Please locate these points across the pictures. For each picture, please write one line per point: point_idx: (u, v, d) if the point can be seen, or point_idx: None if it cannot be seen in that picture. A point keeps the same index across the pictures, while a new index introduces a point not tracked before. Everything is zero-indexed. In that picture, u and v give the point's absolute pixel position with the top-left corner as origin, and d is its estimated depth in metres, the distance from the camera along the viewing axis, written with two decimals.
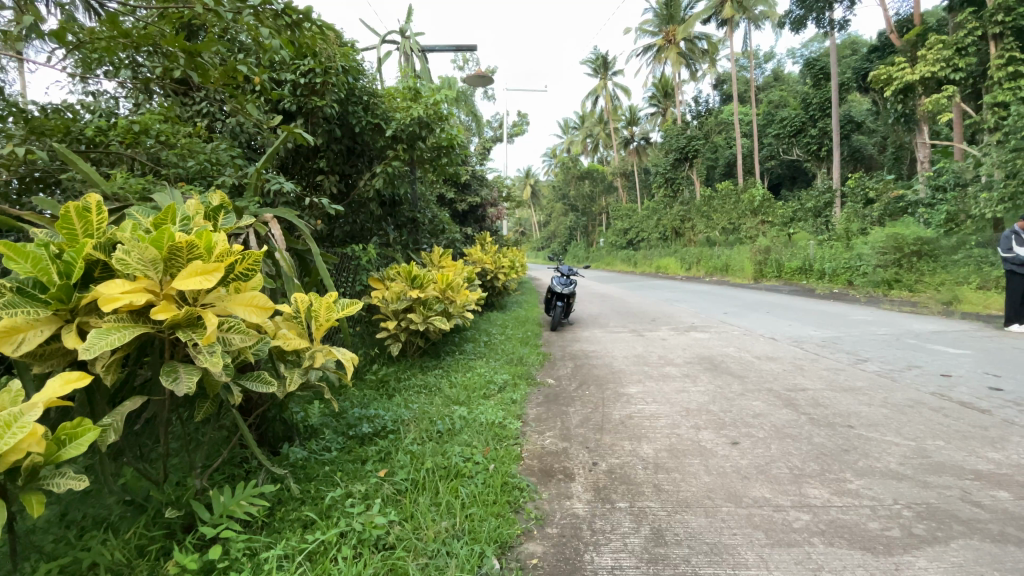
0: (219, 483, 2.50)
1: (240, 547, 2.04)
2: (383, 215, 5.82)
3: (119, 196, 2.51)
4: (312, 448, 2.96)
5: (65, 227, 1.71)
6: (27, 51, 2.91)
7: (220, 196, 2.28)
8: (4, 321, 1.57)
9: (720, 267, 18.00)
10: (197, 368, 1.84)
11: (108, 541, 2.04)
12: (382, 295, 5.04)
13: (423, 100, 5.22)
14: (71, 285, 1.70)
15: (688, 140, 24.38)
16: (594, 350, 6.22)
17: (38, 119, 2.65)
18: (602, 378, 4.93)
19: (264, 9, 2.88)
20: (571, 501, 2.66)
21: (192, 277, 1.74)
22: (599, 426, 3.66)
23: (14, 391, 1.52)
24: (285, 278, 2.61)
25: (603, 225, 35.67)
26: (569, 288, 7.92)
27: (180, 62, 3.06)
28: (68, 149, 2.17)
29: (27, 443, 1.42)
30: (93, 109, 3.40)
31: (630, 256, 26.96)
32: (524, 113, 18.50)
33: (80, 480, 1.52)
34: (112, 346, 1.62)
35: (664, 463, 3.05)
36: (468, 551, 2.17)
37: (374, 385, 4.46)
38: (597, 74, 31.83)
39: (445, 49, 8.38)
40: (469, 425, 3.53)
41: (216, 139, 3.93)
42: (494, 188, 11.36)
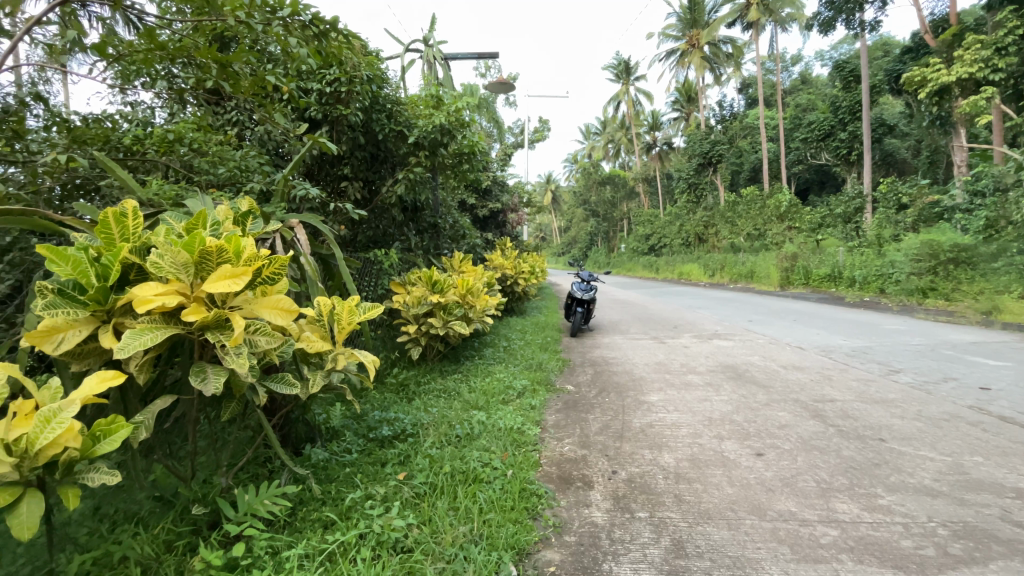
0: (243, 482, 2.56)
1: (263, 546, 2.08)
2: (405, 220, 5.96)
3: (154, 202, 2.63)
4: (333, 450, 3.01)
5: (103, 232, 1.79)
6: (71, 64, 3.03)
7: (248, 202, 2.40)
8: (46, 321, 1.66)
9: (745, 274, 17.66)
10: (225, 369, 1.90)
11: (138, 535, 2.12)
12: (403, 299, 5.08)
13: (444, 108, 5.38)
14: (109, 288, 1.78)
15: (712, 145, 23.98)
16: (615, 357, 6.14)
17: (80, 128, 2.79)
18: (623, 385, 4.88)
19: (293, 20, 3.02)
20: (589, 509, 2.63)
21: (221, 280, 1.79)
22: (619, 434, 3.61)
23: (54, 388, 1.58)
24: (309, 283, 2.70)
25: (624, 231, 35.29)
26: (590, 293, 7.84)
27: (213, 73, 3.19)
28: (107, 157, 2.28)
29: (64, 438, 1.49)
30: (130, 118, 3.51)
31: (652, 263, 26.57)
32: (543, 119, 18.65)
33: (113, 475, 1.59)
34: (145, 346, 1.69)
35: (685, 473, 2.99)
36: (486, 557, 2.16)
37: (394, 389, 4.51)
38: (620, 78, 31.72)
39: (467, 57, 8.52)
40: (488, 429, 3.53)
41: (245, 147, 4.05)
42: (514, 194, 11.47)
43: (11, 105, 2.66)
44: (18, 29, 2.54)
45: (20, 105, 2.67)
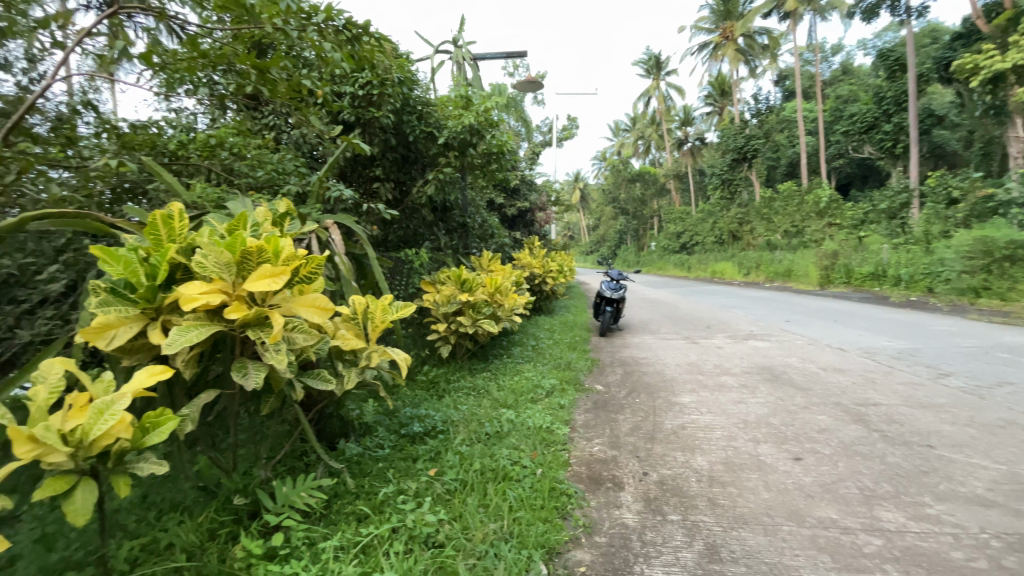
0: (281, 475, 2.65)
1: (300, 537, 2.15)
2: (434, 220, 6.04)
3: (198, 204, 2.78)
4: (366, 445, 3.08)
5: (152, 233, 1.88)
6: (120, 73, 3.12)
7: (286, 204, 2.49)
8: (100, 318, 1.76)
9: (782, 272, 17.10)
10: (265, 365, 1.97)
11: (183, 523, 2.21)
12: (433, 298, 5.14)
13: (473, 108, 5.42)
14: (156, 287, 1.87)
15: (746, 140, 23.31)
16: (645, 357, 6.06)
17: (128, 135, 2.89)
18: (654, 386, 4.80)
19: (328, 25, 3.18)
20: (620, 511, 2.60)
21: (261, 279, 1.86)
22: (649, 436, 3.56)
23: (107, 381, 1.67)
24: (344, 282, 2.77)
25: (654, 229, 34.70)
26: (619, 293, 7.75)
27: (252, 78, 3.33)
28: (154, 162, 2.50)
29: (116, 430, 1.58)
30: (175, 124, 3.63)
31: (684, 261, 26.01)
32: (571, 117, 18.54)
33: (160, 465, 1.67)
34: (190, 343, 1.77)
35: (719, 476, 2.93)
36: (516, 555, 2.17)
37: (424, 386, 4.58)
38: (650, 74, 31.20)
39: (496, 57, 8.55)
40: (517, 428, 3.54)
41: (282, 150, 4.17)
42: (543, 193, 11.44)
43: (65, 113, 2.79)
44: (70, 41, 2.67)
45: (73, 113, 2.79)
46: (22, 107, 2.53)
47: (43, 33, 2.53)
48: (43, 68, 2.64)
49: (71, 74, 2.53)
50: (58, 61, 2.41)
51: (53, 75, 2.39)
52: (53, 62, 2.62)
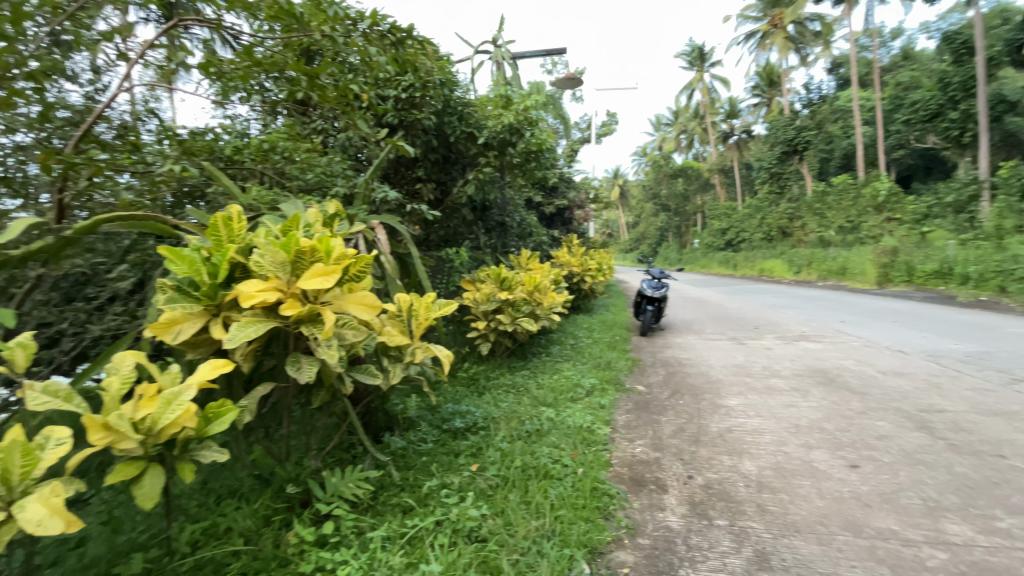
0: (330, 466, 2.76)
1: (349, 526, 2.24)
2: (474, 219, 6.12)
3: (253, 207, 2.93)
4: (410, 439, 3.16)
5: (213, 235, 1.99)
6: (177, 81, 3.22)
7: (335, 205, 2.59)
8: (167, 314, 1.88)
9: (835, 270, 16.24)
10: (317, 359, 2.07)
11: (241, 509, 2.34)
12: (472, 296, 5.20)
13: (513, 107, 5.44)
14: (218, 284, 1.98)
15: (796, 132, 22.27)
16: (688, 358, 5.92)
17: (189, 141, 2.99)
18: (698, 388, 4.68)
19: (373, 31, 3.30)
20: (664, 514, 2.56)
21: (314, 278, 1.94)
22: (694, 438, 3.48)
23: (174, 373, 1.78)
24: (389, 280, 2.85)
25: (697, 226, 33.72)
26: (661, 291, 7.58)
27: (303, 85, 3.44)
28: (213, 167, 2.70)
29: (183, 419, 1.68)
30: (231, 130, 3.84)
31: (729, 259, 25.14)
32: (611, 113, 18.28)
33: (221, 453, 1.77)
34: (249, 338, 1.87)
35: (769, 482, 2.83)
36: (558, 553, 2.18)
37: (465, 382, 4.64)
38: (693, 66, 30.33)
39: (535, 55, 8.54)
40: (557, 426, 3.53)
41: (330, 154, 4.32)
42: (582, 190, 11.34)
43: (128, 122, 2.81)
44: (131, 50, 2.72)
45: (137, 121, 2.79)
46: (90, 115, 2.48)
47: (109, 45, 2.56)
48: (107, 80, 2.66)
49: (137, 85, 2.67)
50: (125, 75, 2.53)
51: (120, 86, 2.48)
52: (116, 73, 2.66)
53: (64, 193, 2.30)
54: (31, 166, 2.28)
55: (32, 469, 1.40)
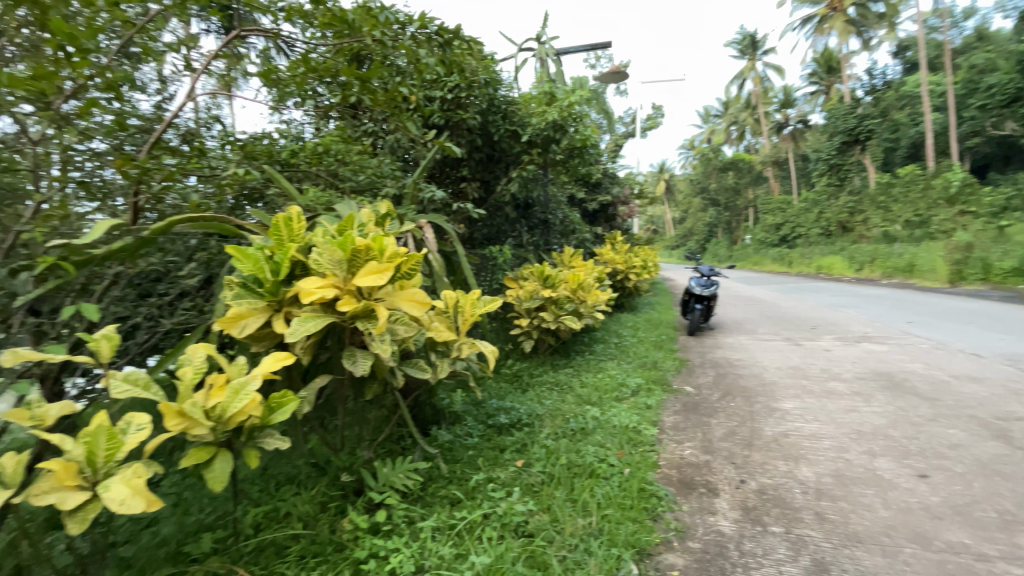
0: (381, 456, 2.86)
1: (401, 515, 2.32)
2: (517, 217, 6.17)
3: (310, 207, 3.09)
4: (456, 433, 3.22)
5: (275, 234, 2.10)
6: (237, 89, 3.40)
7: (386, 205, 2.67)
8: (235, 309, 2.00)
9: (902, 268, 15.16)
10: (370, 353, 2.16)
11: (299, 494, 2.47)
12: (516, 294, 5.22)
13: (557, 103, 5.41)
14: (279, 281, 2.09)
15: (858, 121, 20.95)
16: (739, 359, 5.71)
17: (248, 146, 3.11)
18: (750, 390, 4.51)
19: (421, 34, 3.40)
20: (715, 518, 2.49)
21: (369, 275, 2.02)
22: (746, 442, 3.36)
23: (241, 364, 1.90)
24: (436, 278, 2.92)
25: (748, 221, 32.37)
26: (710, 290, 7.34)
27: (355, 88, 3.56)
28: (273, 171, 2.85)
29: (249, 408, 1.79)
30: (288, 134, 4.03)
31: (782, 255, 23.99)
32: (657, 106, 17.88)
33: (283, 441, 1.87)
34: (309, 332, 1.97)
35: (828, 490, 2.69)
36: (605, 552, 2.16)
37: (509, 379, 4.69)
38: (745, 55, 29.12)
39: (579, 50, 8.45)
40: (603, 426, 3.50)
41: (380, 155, 4.46)
42: (626, 186, 11.12)
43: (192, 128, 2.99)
44: (198, 63, 2.91)
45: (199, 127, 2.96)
46: (159, 122, 2.68)
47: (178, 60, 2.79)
48: (172, 90, 2.84)
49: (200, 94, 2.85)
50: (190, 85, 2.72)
51: (187, 96, 2.68)
52: (181, 83, 2.85)
53: (138, 197, 2.39)
54: (107, 170, 2.32)
55: (116, 452, 1.51)
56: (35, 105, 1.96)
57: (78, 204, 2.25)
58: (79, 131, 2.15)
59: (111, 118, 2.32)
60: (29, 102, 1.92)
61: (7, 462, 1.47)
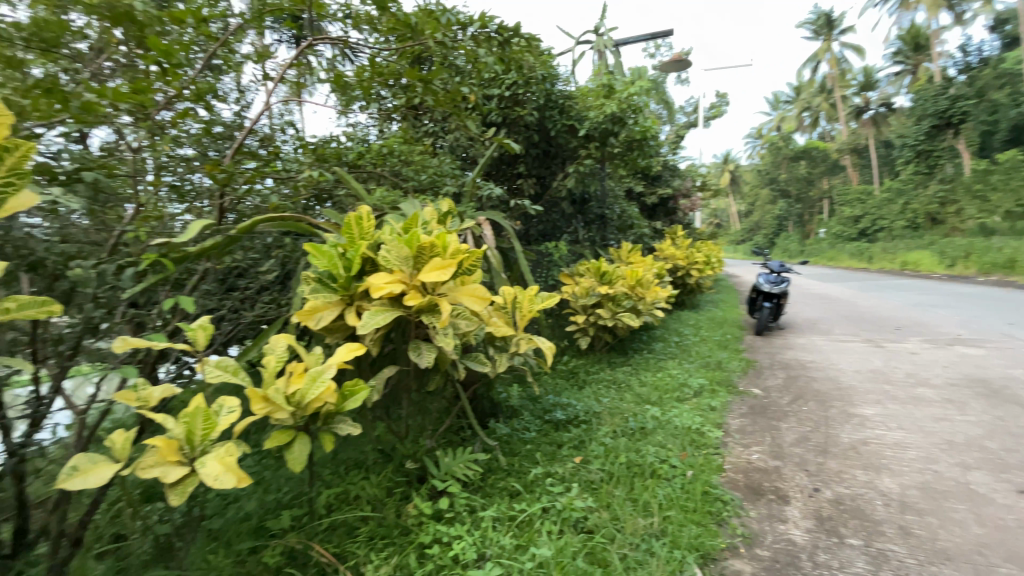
0: (442, 446, 2.96)
1: (462, 503, 2.39)
2: (573, 212, 6.14)
3: (378, 206, 3.24)
4: (514, 427, 3.27)
5: (347, 233, 2.22)
6: (307, 95, 3.60)
7: (448, 203, 2.75)
8: (311, 303, 2.14)
9: (1004, 264, 13.59)
10: (434, 346, 2.24)
11: (367, 478, 2.60)
12: (572, 290, 5.18)
13: (616, 95, 5.32)
14: (351, 277, 2.21)
15: (952, 102, 18.99)
16: (811, 361, 5.38)
17: (319, 148, 3.29)
18: (824, 393, 4.24)
19: (482, 34, 3.46)
20: (785, 526, 2.38)
21: (433, 271, 2.09)
22: (820, 448, 3.17)
23: (318, 354, 2.02)
24: (495, 274, 2.97)
25: (822, 214, 30.22)
26: (779, 287, 6.94)
27: (418, 90, 3.67)
28: (343, 172, 3.01)
29: (325, 395, 1.91)
30: (354, 137, 4.24)
31: (861, 250, 22.22)
32: (721, 94, 17.08)
33: (354, 427, 1.98)
34: (378, 325, 2.07)
35: (914, 503, 2.50)
36: (668, 554, 2.13)
37: (565, 375, 4.68)
38: (819, 35, 27.16)
39: (638, 40, 8.23)
40: (663, 426, 3.42)
41: (440, 155, 4.58)
42: (688, 178, 10.72)
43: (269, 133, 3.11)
44: (273, 72, 3.10)
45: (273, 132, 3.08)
46: (239, 129, 2.84)
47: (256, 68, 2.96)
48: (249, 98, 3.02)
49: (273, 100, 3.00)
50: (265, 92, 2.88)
51: (262, 102, 2.83)
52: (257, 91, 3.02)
53: (224, 199, 2.57)
54: (195, 174, 2.51)
55: (211, 431, 1.65)
56: (134, 116, 2.11)
57: (168, 205, 2.48)
58: (172, 137, 2.37)
59: (198, 125, 2.52)
60: (130, 115, 2.08)
61: (116, 437, 1.62)
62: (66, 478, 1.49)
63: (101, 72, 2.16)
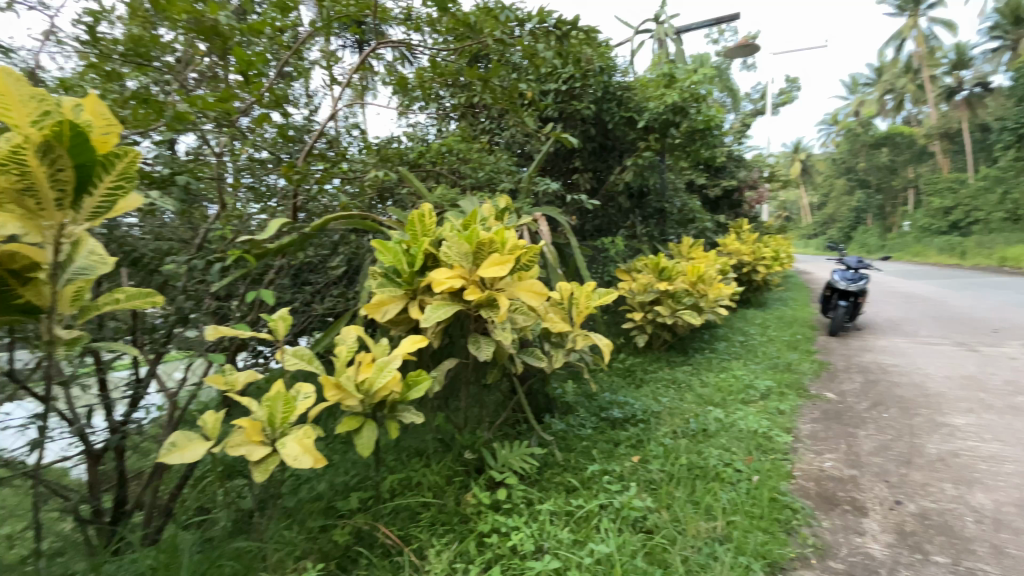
0: (499, 438, 3.01)
1: (520, 495, 2.43)
2: (631, 207, 6.01)
3: (438, 203, 3.32)
4: (570, 423, 3.27)
5: (411, 230, 2.31)
6: (369, 98, 3.75)
7: (505, 199, 2.78)
8: (378, 297, 2.24)
9: None
10: (492, 340, 2.28)
11: (427, 466, 2.69)
12: (629, 286, 5.06)
13: (678, 84, 5.15)
14: (414, 272, 2.29)
15: None
16: (893, 364, 4.97)
17: (381, 148, 3.42)
18: (908, 400, 3.91)
19: (540, 28, 3.46)
20: (862, 539, 2.24)
21: (492, 266, 2.13)
22: (903, 459, 2.94)
23: (384, 345, 2.12)
24: (551, 269, 2.98)
25: (907, 205, 27.69)
26: (857, 285, 6.45)
27: (476, 89, 3.73)
28: (405, 171, 3.11)
29: (391, 384, 2.00)
30: (414, 136, 4.37)
31: (954, 244, 20.16)
32: (791, 79, 16.06)
33: (418, 416, 2.06)
34: (440, 319, 2.14)
35: (1011, 522, 2.31)
36: (732, 560, 2.06)
37: (621, 373, 4.61)
38: (906, 10, 24.84)
39: (701, 26, 7.89)
40: (726, 428, 3.29)
41: (497, 152, 4.63)
42: (754, 169, 10.17)
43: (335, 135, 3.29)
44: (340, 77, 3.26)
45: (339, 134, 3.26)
46: (309, 132, 3.01)
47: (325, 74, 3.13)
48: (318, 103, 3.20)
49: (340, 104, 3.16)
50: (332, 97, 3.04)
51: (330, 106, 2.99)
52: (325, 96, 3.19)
53: (297, 199, 2.74)
54: (271, 176, 2.70)
55: (290, 415, 1.78)
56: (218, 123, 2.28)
57: (246, 204, 2.63)
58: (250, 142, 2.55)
59: (273, 129, 2.67)
60: (215, 122, 2.27)
61: (207, 418, 1.77)
62: (167, 453, 1.65)
63: (187, 82, 2.39)
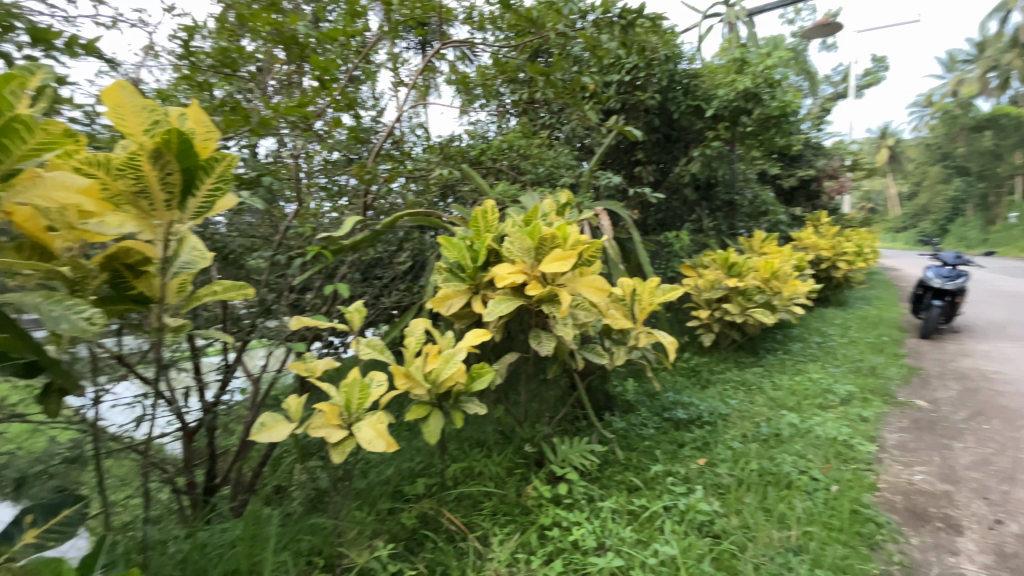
0: (559, 434, 3.01)
1: (581, 491, 2.42)
2: (697, 199, 5.76)
3: (499, 199, 3.35)
4: (631, 421, 3.20)
5: (474, 226, 2.35)
6: (432, 97, 3.84)
7: (567, 194, 2.76)
8: (443, 291, 2.31)
9: None
10: (554, 336, 2.28)
11: (489, 457, 2.74)
12: (695, 283, 4.87)
13: (750, 70, 4.89)
14: (477, 268, 2.34)
15: None
16: (998, 372, 4.46)
17: (443, 146, 3.50)
18: (1017, 412, 3.51)
19: (603, 19, 3.41)
20: (959, 561, 2.06)
21: (555, 262, 2.13)
22: (1010, 477, 2.65)
23: (450, 337, 2.19)
24: (613, 265, 2.92)
25: (1017, 194, 24.62)
26: (955, 282, 5.85)
27: (538, 84, 3.73)
28: (468, 167, 3.16)
29: (456, 376, 2.06)
30: (475, 134, 4.43)
31: None
32: (878, 59, 14.74)
33: (481, 408, 2.11)
34: (503, 313, 2.17)
35: None
36: (809, 572, 1.95)
37: (685, 373, 4.45)
38: None
39: (776, 5, 7.40)
40: (802, 434, 3.09)
41: (558, 147, 4.60)
42: (834, 157, 9.44)
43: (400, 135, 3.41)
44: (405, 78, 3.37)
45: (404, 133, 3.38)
46: (376, 134, 3.14)
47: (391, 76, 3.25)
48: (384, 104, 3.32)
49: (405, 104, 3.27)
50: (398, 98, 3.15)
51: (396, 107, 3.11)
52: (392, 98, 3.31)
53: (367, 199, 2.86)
54: (341, 177, 2.84)
55: (365, 401, 1.89)
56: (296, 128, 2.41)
57: (320, 203, 2.81)
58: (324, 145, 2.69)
59: (345, 131, 2.80)
60: (293, 127, 2.39)
61: (291, 401, 1.91)
62: (257, 432, 1.80)
63: (267, 89, 2.56)
